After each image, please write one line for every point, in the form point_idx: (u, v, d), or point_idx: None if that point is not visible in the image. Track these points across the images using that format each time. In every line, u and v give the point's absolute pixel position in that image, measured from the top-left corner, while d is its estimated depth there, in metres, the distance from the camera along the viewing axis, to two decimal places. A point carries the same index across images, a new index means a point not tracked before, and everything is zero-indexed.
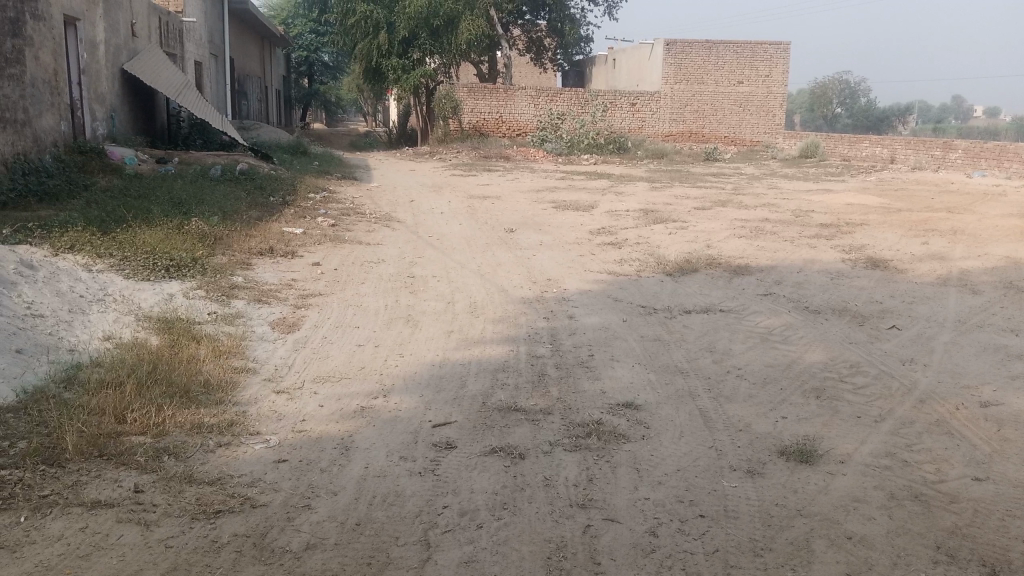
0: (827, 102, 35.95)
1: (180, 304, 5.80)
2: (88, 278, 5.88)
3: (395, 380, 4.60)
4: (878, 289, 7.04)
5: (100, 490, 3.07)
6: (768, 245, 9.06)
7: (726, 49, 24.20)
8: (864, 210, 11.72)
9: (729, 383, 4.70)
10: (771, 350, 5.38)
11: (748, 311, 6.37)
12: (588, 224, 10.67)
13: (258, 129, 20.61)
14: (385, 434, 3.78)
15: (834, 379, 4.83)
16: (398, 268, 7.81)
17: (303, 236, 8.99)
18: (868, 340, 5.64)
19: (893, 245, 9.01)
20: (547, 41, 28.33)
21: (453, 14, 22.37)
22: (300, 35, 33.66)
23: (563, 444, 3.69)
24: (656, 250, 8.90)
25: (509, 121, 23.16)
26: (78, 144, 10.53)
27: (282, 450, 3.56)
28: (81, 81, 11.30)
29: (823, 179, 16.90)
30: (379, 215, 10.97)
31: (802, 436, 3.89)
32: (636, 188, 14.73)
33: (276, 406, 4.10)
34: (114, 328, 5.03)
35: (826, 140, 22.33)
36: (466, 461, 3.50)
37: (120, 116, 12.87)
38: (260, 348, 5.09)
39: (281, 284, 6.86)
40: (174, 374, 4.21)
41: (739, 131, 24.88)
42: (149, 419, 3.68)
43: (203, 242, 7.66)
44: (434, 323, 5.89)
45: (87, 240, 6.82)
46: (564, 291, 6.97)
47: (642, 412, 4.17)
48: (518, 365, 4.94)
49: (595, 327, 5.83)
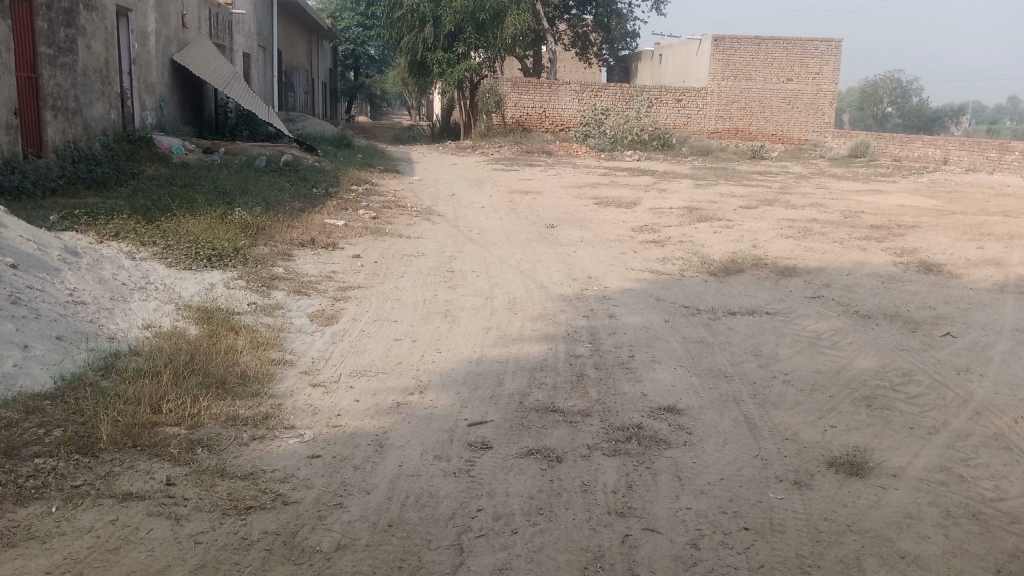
0: (878, 101, 35.11)
1: (221, 293, 5.81)
2: (131, 266, 5.92)
3: (432, 376, 4.53)
4: (931, 295, 6.80)
5: (132, 482, 3.05)
6: (815, 246, 8.83)
7: (776, 45, 23.74)
8: (916, 212, 11.38)
9: (775, 389, 4.55)
10: (819, 356, 5.20)
11: (795, 314, 6.19)
12: (631, 221, 10.52)
13: (303, 121, 20.77)
14: (420, 431, 3.72)
15: (886, 387, 4.64)
16: (438, 262, 7.74)
17: (344, 228, 8.99)
18: (921, 347, 5.43)
19: (948, 249, 8.71)
20: (593, 36, 28.13)
21: (499, 8, 22.27)
22: (347, 28, 33.81)
23: (601, 448, 3.59)
24: (700, 249, 8.73)
25: (553, 115, 23.01)
26: (127, 133, 10.67)
27: (317, 445, 3.51)
28: (132, 70, 11.45)
29: (873, 179, 16.48)
30: (420, 209, 10.94)
31: (852, 447, 3.74)
32: (680, 185, 14.51)
33: (311, 399, 4.06)
34: (155, 317, 5.05)
35: (876, 139, 21.79)
36: (502, 462, 3.41)
37: (169, 105, 13.03)
38: (298, 339, 5.06)
39: (321, 276, 6.84)
40: (211, 365, 4.19)
41: (787, 129, 24.41)
42: (184, 410, 3.66)
43: (246, 232, 7.69)
44: (473, 318, 5.82)
45: (131, 228, 6.88)
46: (605, 289, 6.85)
47: (684, 416, 4.05)
48: (556, 364, 4.85)
49: (637, 327, 5.70)
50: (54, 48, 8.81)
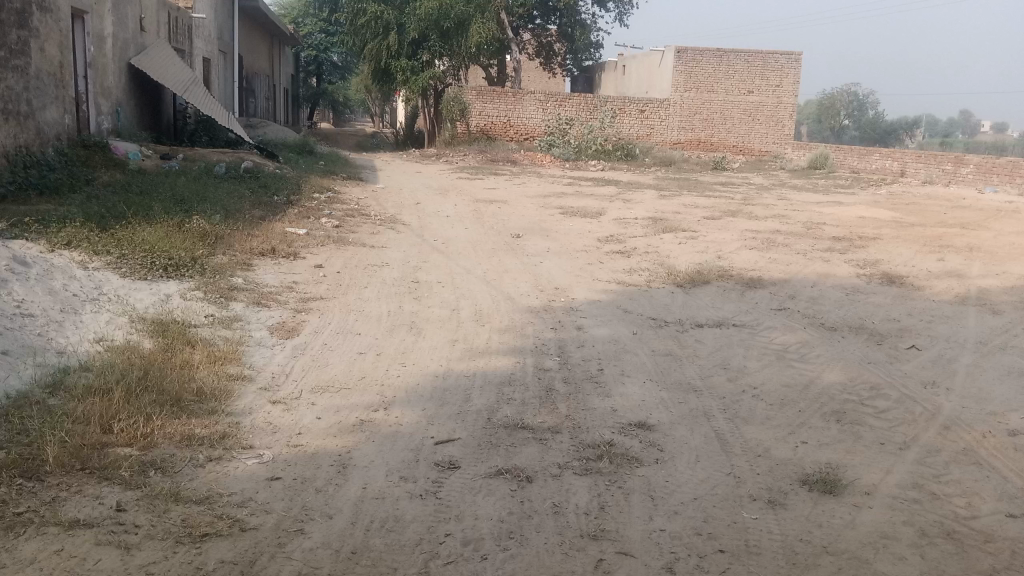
0: (835, 113, 35.78)
1: (177, 305, 5.62)
2: (83, 276, 5.71)
3: (396, 392, 4.40)
4: (895, 307, 6.84)
5: (79, 508, 2.88)
6: (779, 258, 8.86)
7: (738, 57, 24.01)
8: (876, 224, 11.51)
9: (746, 403, 4.51)
10: (788, 369, 5.18)
11: (761, 326, 6.17)
12: (597, 231, 10.48)
13: (264, 127, 20.46)
14: (385, 451, 3.60)
15: (855, 402, 4.62)
16: (402, 273, 7.61)
17: (306, 237, 8.81)
18: (887, 361, 5.43)
19: (908, 261, 8.79)
20: (557, 45, 28.16)
21: (464, 16, 22.21)
22: (310, 34, 33.48)
23: (573, 467, 3.50)
24: (666, 260, 8.71)
25: (517, 125, 22.97)
26: (82, 138, 10.37)
27: (277, 466, 3.37)
28: (88, 74, 11.15)
29: (833, 191, 16.68)
30: (384, 217, 10.79)
31: (824, 464, 3.69)
32: (645, 195, 14.54)
33: (271, 417, 3.91)
34: (107, 330, 4.85)
35: (835, 151, 22.10)
36: (470, 483, 3.31)
37: (126, 110, 12.71)
38: (258, 354, 4.90)
39: (282, 286, 6.67)
40: (166, 382, 4.02)
41: (748, 141, 24.66)
42: (136, 430, 3.49)
43: (204, 241, 7.48)
44: (438, 331, 5.70)
45: (84, 237, 6.64)
46: (572, 301, 6.78)
47: (655, 433, 3.98)
48: (524, 378, 4.75)
49: (605, 339, 5.63)
50: (6, 49, 8.51)
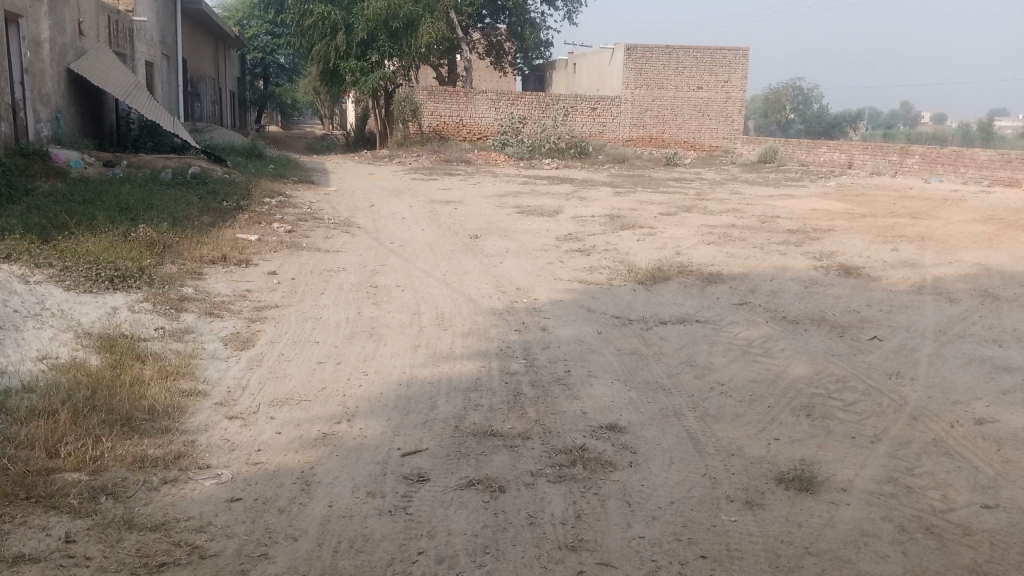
0: (781, 108, 36.54)
1: (124, 318, 5.38)
2: (24, 291, 5.45)
3: (359, 403, 4.25)
4: (855, 298, 6.88)
5: (24, 541, 2.69)
6: (737, 252, 8.87)
7: (686, 54, 24.19)
8: (829, 216, 11.63)
9: (714, 401, 4.45)
10: (754, 364, 5.15)
11: (724, 321, 6.14)
12: (554, 230, 10.42)
13: (211, 132, 20.01)
14: (350, 465, 3.46)
15: (823, 395, 4.60)
16: (359, 277, 7.44)
17: (258, 243, 8.57)
18: (851, 352, 5.44)
19: (863, 252, 8.89)
20: (507, 45, 28.10)
21: (413, 16, 21.97)
22: (255, 36, 32.87)
23: (545, 474, 3.40)
24: (625, 257, 8.66)
25: (469, 124, 22.83)
26: (20, 146, 9.99)
27: (237, 486, 3.22)
28: (24, 80, 10.74)
29: (784, 184, 16.86)
30: (338, 221, 10.57)
31: (798, 461, 3.66)
32: (600, 193, 14.52)
33: (229, 434, 3.74)
34: (51, 347, 4.62)
35: (784, 145, 22.39)
36: (441, 496, 3.19)
37: (66, 116, 12.30)
38: (212, 367, 4.71)
39: (234, 295, 6.46)
40: (115, 400, 3.82)
41: (698, 136, 24.86)
42: (84, 453, 3.30)
43: (152, 250, 7.23)
44: (399, 337, 5.56)
45: (25, 249, 6.34)
46: (534, 301, 6.68)
47: (627, 435, 3.89)
48: (490, 383, 4.64)
49: (570, 340, 5.55)
50: None
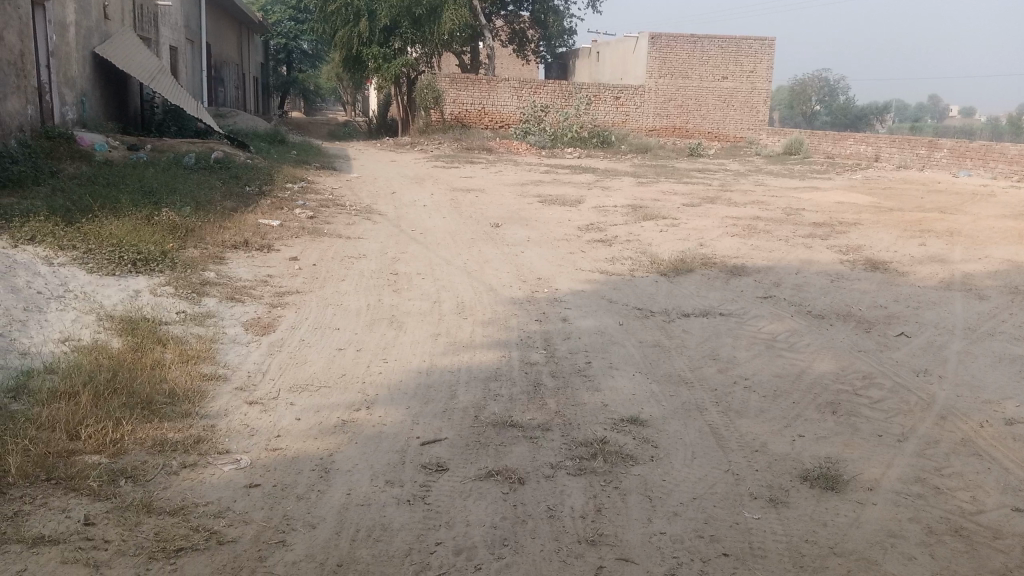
0: (806, 99, 36.00)
1: (147, 301, 5.39)
2: (48, 273, 5.48)
3: (379, 391, 4.23)
4: (881, 293, 6.77)
5: (44, 523, 2.69)
6: (761, 245, 8.76)
7: (711, 44, 23.93)
8: (855, 209, 11.47)
9: (738, 395, 4.39)
10: (778, 359, 5.07)
11: (748, 315, 6.06)
12: (576, 219, 10.35)
13: (235, 117, 20.07)
14: (369, 453, 3.44)
15: (849, 392, 4.52)
16: (380, 264, 7.42)
17: (280, 228, 8.57)
18: (877, 348, 5.35)
19: (891, 246, 8.75)
20: (530, 32, 27.94)
21: (437, 3, 21.87)
22: (278, 22, 32.90)
23: (566, 467, 3.36)
24: (648, 248, 8.58)
25: (492, 112, 22.74)
26: (46, 129, 10.06)
27: (255, 472, 3.20)
28: (51, 63, 10.80)
29: (809, 176, 16.67)
30: (359, 207, 10.56)
31: (823, 458, 3.59)
32: (622, 183, 14.41)
33: (248, 419, 3.73)
34: (73, 329, 4.63)
35: (810, 137, 22.12)
36: (460, 487, 3.16)
37: (91, 100, 12.37)
38: (233, 352, 4.70)
39: (256, 280, 6.46)
40: (136, 383, 3.82)
41: (722, 127, 24.63)
42: (105, 435, 3.30)
43: (174, 234, 7.25)
44: (420, 325, 5.53)
45: (49, 231, 6.37)
46: (555, 291, 6.63)
47: (648, 428, 3.84)
48: (511, 373, 4.60)
49: (592, 331, 5.50)
50: None
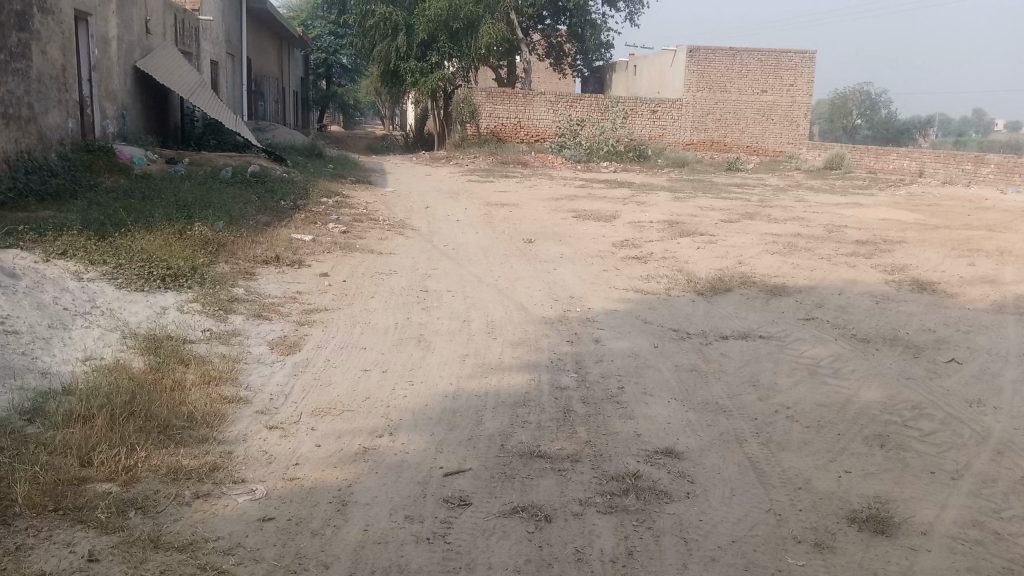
0: (848, 113, 35.09)
1: (172, 319, 5.32)
2: (76, 288, 5.44)
3: (403, 415, 4.08)
4: (930, 316, 6.48)
5: (47, 558, 2.58)
6: (803, 263, 8.50)
7: (751, 57, 23.61)
8: (900, 227, 11.12)
9: (779, 426, 4.17)
10: (822, 387, 4.82)
11: (790, 338, 5.83)
12: (611, 235, 10.17)
13: (273, 131, 20.22)
14: (390, 484, 3.29)
15: (897, 424, 4.27)
16: (410, 281, 7.30)
17: (312, 243, 8.51)
18: (926, 376, 5.08)
19: (938, 266, 8.43)
20: (567, 46, 27.87)
21: (473, 17, 21.87)
22: (318, 37, 33.21)
23: (595, 503, 3.18)
24: (684, 266, 8.36)
25: (527, 126, 22.63)
26: (86, 143, 10.14)
27: (270, 504, 3.07)
28: (92, 78, 10.92)
29: (852, 192, 16.29)
30: (392, 222, 10.47)
31: (871, 498, 3.36)
32: (659, 198, 14.19)
33: (267, 445, 3.61)
34: (96, 348, 4.56)
35: (852, 151, 21.67)
36: (483, 524, 3.00)
37: (131, 114, 12.49)
38: (256, 372, 4.60)
39: (284, 297, 6.38)
40: (154, 406, 3.72)
41: (762, 141, 24.27)
42: (117, 462, 3.19)
43: (205, 248, 7.21)
44: (448, 345, 5.38)
45: (81, 246, 6.34)
46: (588, 311, 6.45)
47: (684, 461, 3.65)
48: (540, 399, 4.42)
49: (625, 353, 5.31)
50: (5, 53, 8.32)
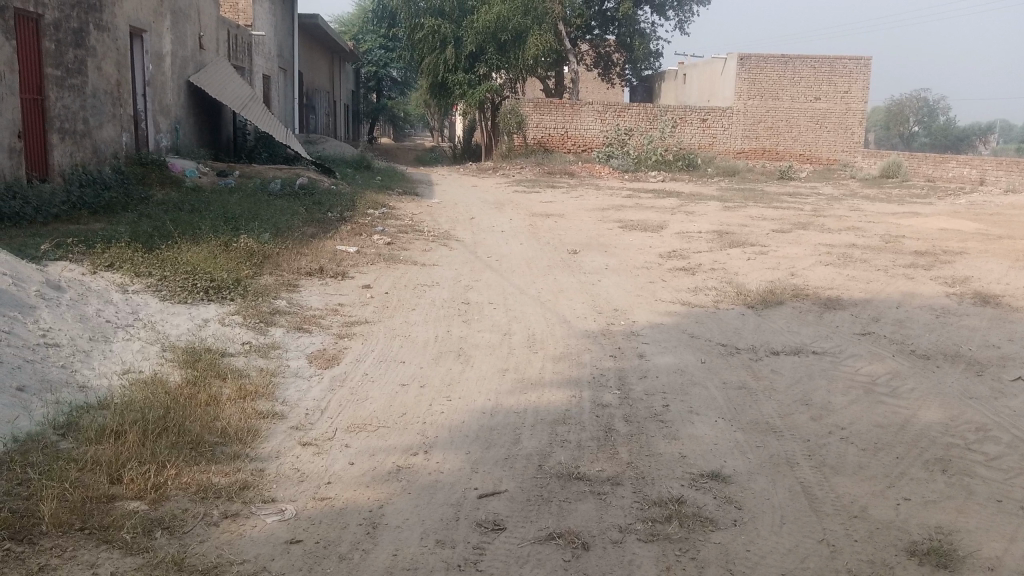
0: (904, 119, 34.38)
1: (212, 331, 5.31)
2: (120, 301, 5.48)
3: (439, 432, 3.97)
4: (994, 331, 6.16)
5: None
6: (858, 275, 8.20)
7: (803, 63, 23.16)
8: (960, 236, 10.72)
9: (833, 448, 3.96)
10: (878, 407, 4.58)
11: (844, 354, 5.58)
12: (658, 246, 9.97)
13: (323, 143, 20.42)
14: (422, 505, 3.18)
15: (960, 447, 4.02)
16: (452, 293, 7.22)
17: (356, 255, 8.49)
18: (991, 395, 4.80)
19: (1002, 278, 8.07)
20: (616, 56, 27.72)
21: (521, 29, 21.85)
22: (369, 51, 33.60)
23: (636, 530, 3.03)
24: (734, 278, 8.14)
25: (575, 136, 22.48)
26: (139, 156, 10.33)
27: (299, 526, 2.98)
28: (146, 93, 11.13)
29: (909, 200, 15.80)
30: (437, 233, 10.43)
31: (933, 529, 3.15)
32: (708, 207, 13.94)
33: (299, 462, 3.54)
34: (135, 361, 4.56)
35: (909, 159, 21.07)
36: (517, 551, 2.88)
37: (184, 127, 12.70)
38: (293, 386, 4.54)
39: (326, 309, 6.34)
40: (187, 421, 3.67)
41: (815, 149, 23.75)
42: (146, 480, 3.14)
43: (250, 260, 7.23)
44: (487, 360, 5.27)
45: (128, 258, 6.40)
46: (632, 324, 6.28)
47: (731, 486, 3.47)
48: (580, 417, 4.28)
49: (670, 369, 5.13)
50: (62, 69, 8.50)
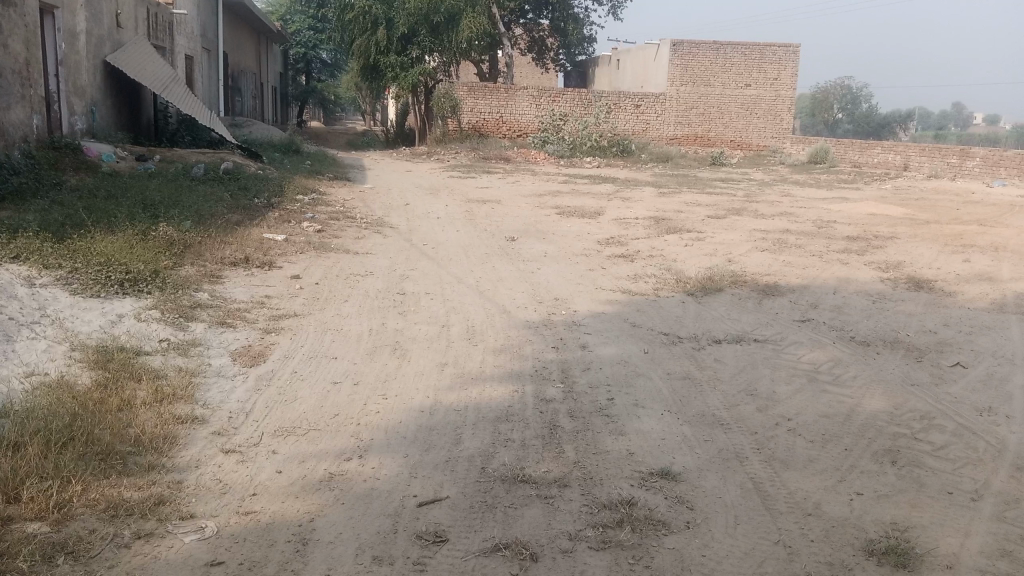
0: (828, 107, 35.39)
1: (126, 328, 4.93)
2: (25, 295, 5.05)
3: (375, 435, 3.73)
4: (929, 316, 6.20)
5: None
6: (795, 261, 8.21)
7: (734, 50, 23.34)
8: (889, 222, 10.88)
9: (782, 441, 3.86)
10: (823, 396, 4.52)
11: (786, 342, 5.52)
12: (596, 232, 9.85)
13: (250, 127, 19.75)
14: (357, 517, 2.95)
15: (907, 437, 3.97)
16: (387, 283, 6.95)
17: (285, 243, 8.12)
18: (932, 382, 4.79)
19: (933, 262, 8.17)
20: (549, 40, 27.61)
21: (454, 11, 21.45)
22: (298, 32, 32.76)
23: (586, 538, 2.87)
24: (672, 264, 8.07)
25: (509, 121, 22.26)
26: (52, 139, 9.72)
27: (220, 545, 2.73)
28: (59, 73, 10.45)
29: (837, 186, 16.09)
30: (370, 220, 10.11)
31: (888, 526, 3.07)
32: (644, 193, 13.91)
33: (222, 472, 3.26)
34: (41, 362, 4.19)
35: (836, 145, 21.46)
36: (462, 566, 2.69)
37: (101, 110, 12.02)
38: (215, 388, 4.23)
39: (252, 302, 6.01)
40: (96, 429, 3.35)
41: (746, 136, 24.06)
42: (49, 498, 2.84)
43: (170, 250, 6.82)
44: (425, 353, 5.04)
45: (35, 248, 5.92)
46: (573, 314, 6.13)
47: (682, 484, 3.33)
48: (523, 413, 4.09)
49: (614, 360, 5.00)
50: None
